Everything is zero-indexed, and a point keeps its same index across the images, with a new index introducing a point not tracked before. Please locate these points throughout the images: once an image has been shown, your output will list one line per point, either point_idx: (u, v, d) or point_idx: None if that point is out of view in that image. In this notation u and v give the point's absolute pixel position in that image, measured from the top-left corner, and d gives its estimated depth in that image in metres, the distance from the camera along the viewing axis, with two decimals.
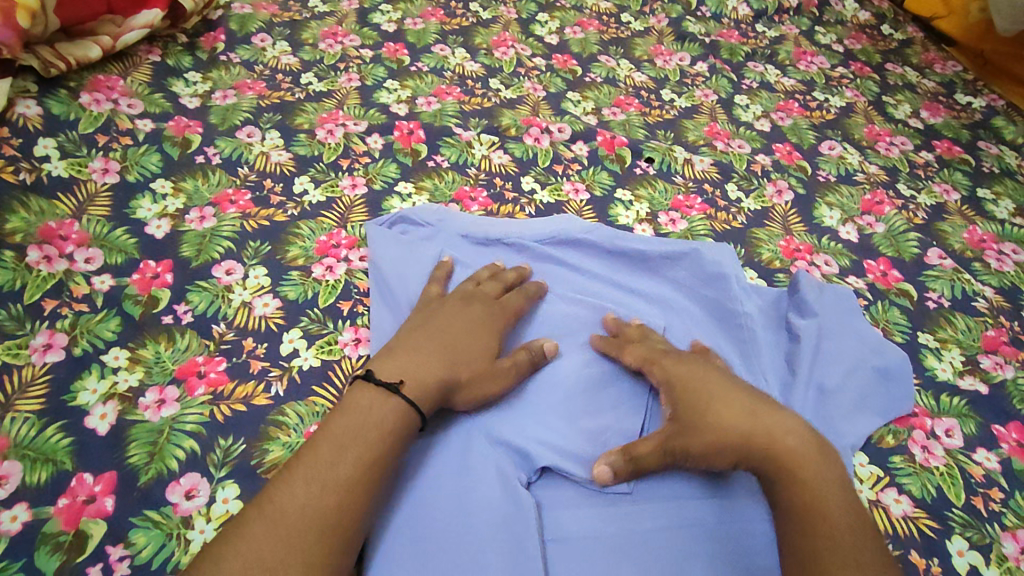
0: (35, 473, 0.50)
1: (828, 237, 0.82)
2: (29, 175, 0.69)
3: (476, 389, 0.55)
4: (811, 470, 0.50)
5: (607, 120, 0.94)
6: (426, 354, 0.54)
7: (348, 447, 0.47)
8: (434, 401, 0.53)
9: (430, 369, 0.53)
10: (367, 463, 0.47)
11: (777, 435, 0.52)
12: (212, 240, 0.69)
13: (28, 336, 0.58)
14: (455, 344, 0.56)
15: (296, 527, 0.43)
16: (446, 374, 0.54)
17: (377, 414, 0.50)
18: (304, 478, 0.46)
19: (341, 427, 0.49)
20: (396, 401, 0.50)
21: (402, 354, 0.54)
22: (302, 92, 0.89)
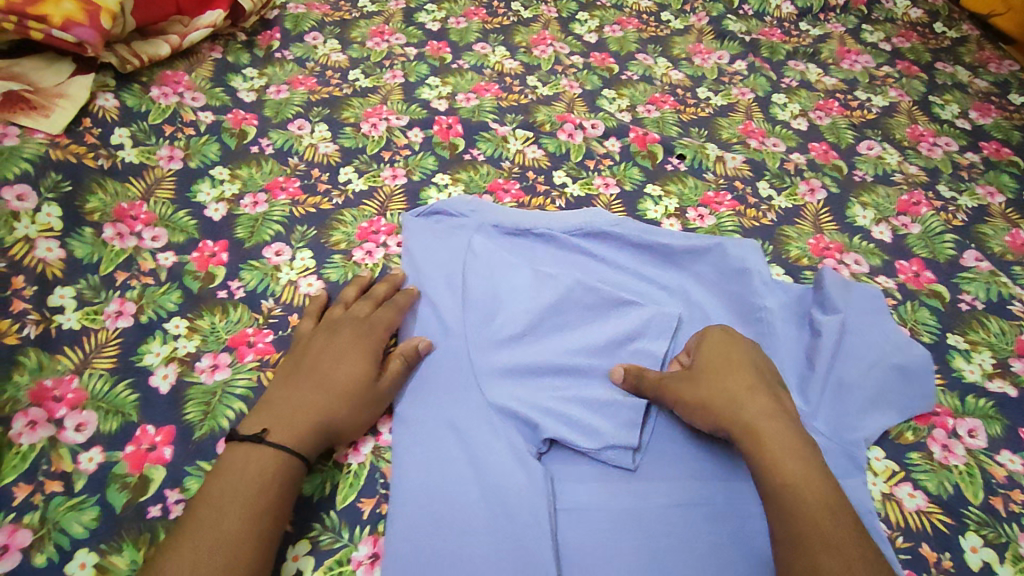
0: (108, 422, 0.57)
1: (860, 237, 0.82)
2: (105, 161, 0.77)
3: (357, 414, 0.56)
4: (794, 463, 0.51)
5: (641, 117, 0.96)
6: (296, 402, 0.54)
7: (243, 476, 0.49)
8: (315, 440, 0.53)
9: (298, 415, 0.53)
10: (268, 480, 0.50)
11: (764, 422, 0.54)
12: (264, 223, 0.75)
13: (103, 304, 0.65)
14: (330, 374, 0.57)
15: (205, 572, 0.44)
16: (319, 408, 0.54)
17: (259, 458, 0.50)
18: (209, 512, 0.47)
19: (239, 457, 0.51)
20: (267, 447, 0.51)
21: (270, 406, 0.54)
22: (350, 88, 0.95)
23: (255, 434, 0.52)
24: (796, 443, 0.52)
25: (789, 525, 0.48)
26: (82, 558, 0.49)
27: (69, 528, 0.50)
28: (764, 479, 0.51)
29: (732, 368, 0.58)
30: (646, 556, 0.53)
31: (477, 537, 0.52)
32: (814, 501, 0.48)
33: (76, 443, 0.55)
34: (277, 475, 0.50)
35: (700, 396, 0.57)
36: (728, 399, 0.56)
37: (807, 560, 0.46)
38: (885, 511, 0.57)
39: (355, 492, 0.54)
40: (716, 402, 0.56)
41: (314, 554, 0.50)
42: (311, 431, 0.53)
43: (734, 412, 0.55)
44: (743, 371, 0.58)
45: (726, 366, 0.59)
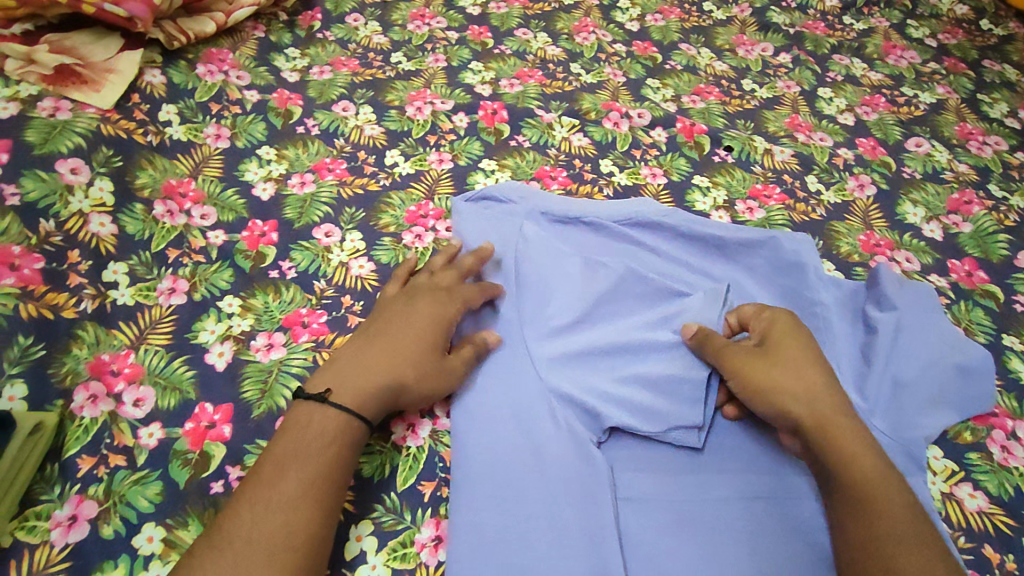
0: (166, 398, 0.57)
1: (910, 235, 0.81)
2: (154, 137, 0.76)
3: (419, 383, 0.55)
4: (869, 461, 0.51)
5: (686, 108, 0.95)
6: (367, 364, 0.54)
7: (297, 454, 0.48)
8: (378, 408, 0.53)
9: (367, 377, 0.53)
10: (330, 440, 0.49)
11: (838, 419, 0.54)
12: (312, 204, 0.75)
13: (156, 280, 0.65)
14: (400, 344, 0.56)
15: (245, 558, 0.43)
16: (388, 376, 0.54)
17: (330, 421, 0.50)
18: (271, 469, 0.48)
19: (308, 412, 0.51)
20: (334, 409, 0.51)
21: (340, 365, 0.54)
22: (393, 71, 0.94)
23: (321, 393, 0.51)
24: (864, 441, 0.52)
25: (863, 525, 0.48)
26: (148, 532, 0.49)
27: (135, 502, 0.51)
28: (838, 476, 0.51)
29: (801, 362, 0.57)
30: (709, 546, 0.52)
31: (540, 522, 0.52)
32: (892, 503, 0.49)
33: (136, 418, 0.55)
34: (339, 437, 0.50)
35: (773, 379, 0.56)
36: (803, 388, 0.55)
37: (883, 560, 0.47)
38: (946, 511, 0.56)
39: (415, 474, 0.54)
40: (790, 389, 0.55)
41: (377, 535, 0.50)
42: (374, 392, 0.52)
43: (808, 403, 0.54)
44: (812, 367, 0.57)
45: (797, 359, 0.57)
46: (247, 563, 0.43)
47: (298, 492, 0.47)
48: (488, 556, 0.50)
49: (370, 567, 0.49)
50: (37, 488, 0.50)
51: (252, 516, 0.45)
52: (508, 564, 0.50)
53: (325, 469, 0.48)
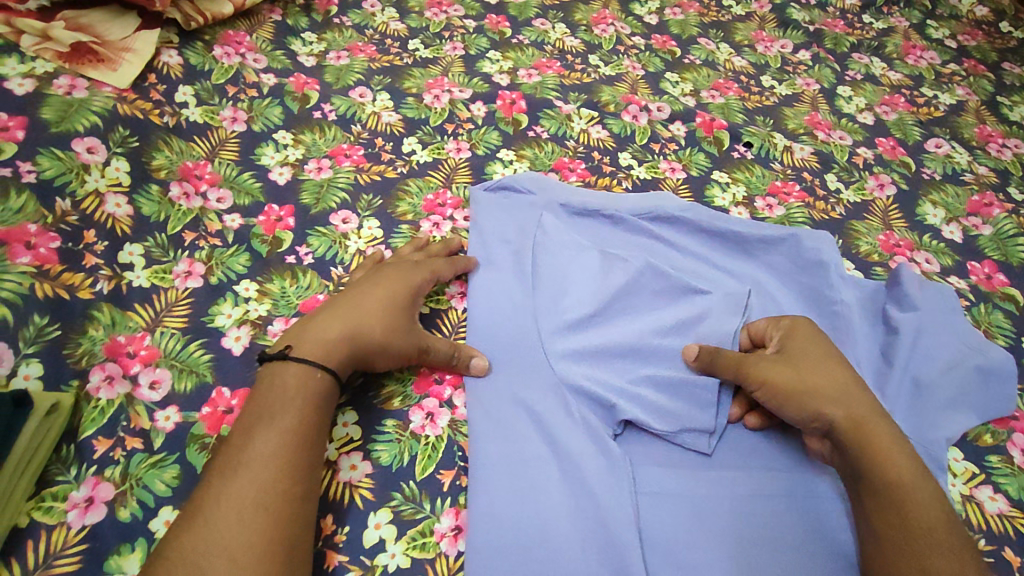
0: (182, 381, 0.56)
1: (930, 236, 0.80)
2: (170, 118, 0.75)
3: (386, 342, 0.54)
4: (903, 459, 0.51)
5: (705, 103, 0.94)
6: (327, 322, 0.54)
7: (265, 416, 0.48)
8: (340, 360, 0.52)
9: (327, 332, 0.53)
10: (309, 404, 0.49)
11: (872, 418, 0.53)
12: (329, 189, 0.74)
13: (171, 263, 0.64)
14: (362, 303, 0.56)
15: (217, 518, 0.43)
16: (348, 329, 0.53)
17: (299, 381, 0.49)
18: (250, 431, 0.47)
19: (277, 373, 0.50)
20: (293, 364, 0.50)
21: (302, 326, 0.54)
22: (410, 58, 0.93)
23: (280, 350, 0.51)
24: (895, 439, 0.52)
25: (895, 525, 0.49)
26: (166, 515, 0.49)
27: (152, 485, 0.50)
28: (874, 473, 0.51)
29: (831, 363, 0.57)
30: (730, 543, 0.52)
31: (557, 515, 0.51)
32: (923, 501, 0.49)
33: (152, 401, 0.55)
34: (307, 393, 0.49)
35: (811, 381, 0.55)
36: (839, 388, 0.55)
37: (915, 561, 0.47)
38: (967, 513, 0.56)
39: (434, 464, 0.54)
40: (827, 390, 0.54)
41: (396, 524, 0.50)
42: (337, 349, 0.52)
43: (845, 406, 0.54)
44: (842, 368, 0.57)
45: (826, 360, 0.57)
46: (220, 522, 0.42)
47: (266, 449, 0.46)
48: (507, 547, 0.49)
49: (389, 556, 0.49)
50: (54, 469, 0.49)
51: (222, 479, 0.45)
52: (525, 557, 0.49)
53: (301, 431, 0.48)
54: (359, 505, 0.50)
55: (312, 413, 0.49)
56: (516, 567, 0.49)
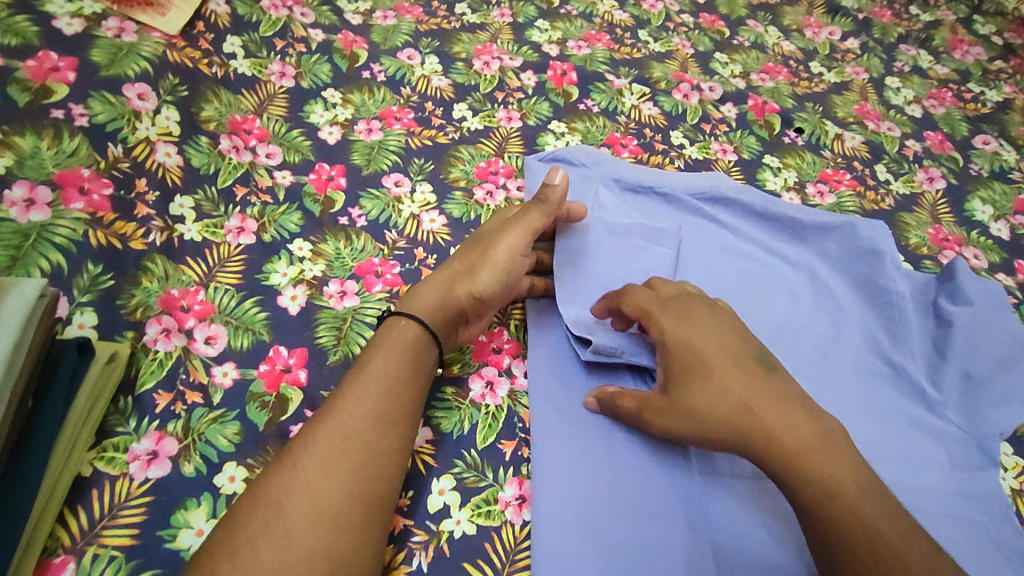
0: (238, 338, 0.55)
1: (978, 232, 0.80)
2: (219, 69, 0.73)
3: (476, 262, 0.56)
4: (811, 438, 0.46)
5: (755, 86, 0.92)
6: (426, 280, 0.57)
7: (364, 368, 0.49)
8: (437, 299, 0.54)
9: (421, 285, 0.55)
10: (412, 363, 0.50)
11: (752, 391, 0.48)
12: (380, 152, 0.73)
13: (223, 218, 0.63)
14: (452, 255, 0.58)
15: (304, 463, 0.43)
16: (438, 276, 0.56)
17: (386, 328, 0.52)
18: (359, 379, 0.48)
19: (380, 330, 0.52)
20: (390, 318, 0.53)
21: None
22: (458, 22, 0.90)
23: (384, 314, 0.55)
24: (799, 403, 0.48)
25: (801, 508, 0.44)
26: (230, 471, 0.48)
27: (214, 440, 0.49)
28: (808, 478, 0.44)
29: (689, 333, 0.50)
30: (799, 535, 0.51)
31: (623, 490, 0.51)
32: (826, 464, 0.45)
33: (209, 356, 0.53)
34: (409, 353, 0.50)
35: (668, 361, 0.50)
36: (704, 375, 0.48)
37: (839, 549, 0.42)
38: (1017, 506, 0.57)
39: (495, 433, 0.53)
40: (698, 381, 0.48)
41: (460, 491, 0.50)
42: (432, 288, 0.55)
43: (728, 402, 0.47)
44: (696, 332, 0.50)
45: (699, 329, 0.51)
46: (307, 468, 0.43)
47: (362, 403, 0.46)
48: (576, 518, 0.49)
49: (455, 522, 0.48)
50: (113, 420, 0.48)
51: (316, 426, 0.45)
52: (592, 526, 0.49)
53: (405, 392, 0.48)
54: (423, 470, 0.50)
55: (414, 367, 0.50)
56: (582, 541, 0.48)
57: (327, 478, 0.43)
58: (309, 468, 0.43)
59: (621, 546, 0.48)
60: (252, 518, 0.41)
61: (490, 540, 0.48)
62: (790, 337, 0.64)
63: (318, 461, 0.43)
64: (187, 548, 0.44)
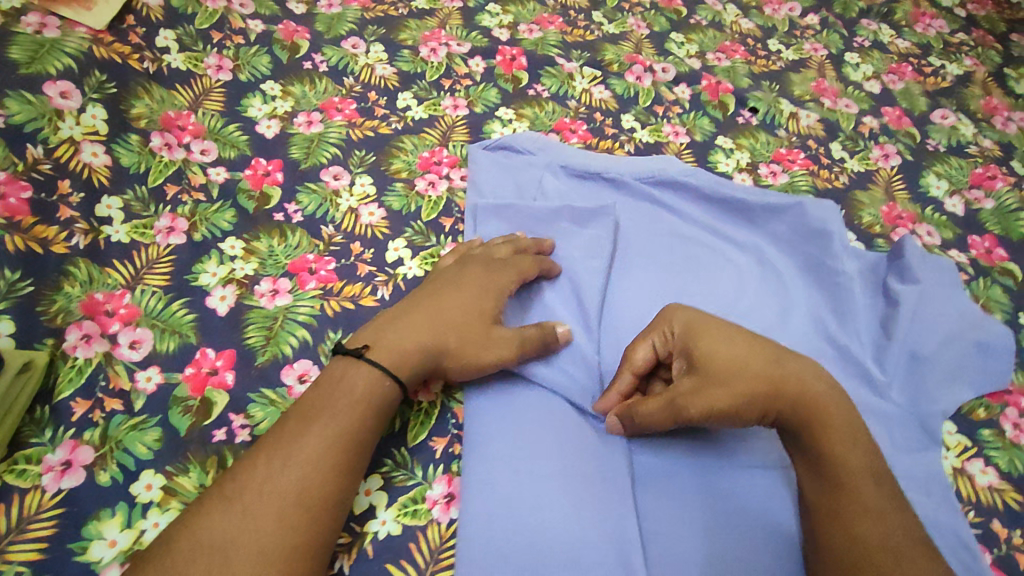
0: (164, 342, 0.54)
1: (933, 209, 0.79)
2: (151, 64, 0.71)
3: (462, 355, 0.52)
4: (839, 405, 0.49)
5: (711, 65, 0.91)
6: (413, 328, 0.51)
7: (318, 414, 0.46)
8: (417, 369, 0.50)
9: (411, 339, 0.50)
10: (365, 414, 0.47)
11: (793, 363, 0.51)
12: (320, 144, 0.71)
13: (152, 218, 0.61)
14: (444, 309, 0.53)
15: (255, 509, 0.41)
16: (430, 340, 0.51)
17: (366, 386, 0.48)
18: (311, 424, 0.45)
19: (350, 380, 0.48)
20: (367, 370, 0.48)
21: (391, 325, 0.51)
22: (406, 8, 0.87)
23: (358, 348, 0.49)
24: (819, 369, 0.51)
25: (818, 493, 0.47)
26: (148, 479, 0.47)
27: (133, 448, 0.48)
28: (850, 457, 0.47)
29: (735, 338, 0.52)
30: (726, 527, 0.52)
31: (555, 489, 0.50)
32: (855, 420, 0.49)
33: (133, 361, 0.52)
34: (366, 409, 0.47)
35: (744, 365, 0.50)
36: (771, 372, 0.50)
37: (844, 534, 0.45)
38: (957, 485, 0.57)
39: (426, 430, 0.53)
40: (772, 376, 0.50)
41: (387, 491, 0.49)
42: (414, 358, 0.50)
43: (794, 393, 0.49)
44: (704, 349, 0.51)
45: (705, 343, 0.51)
46: (259, 517, 0.41)
47: (320, 445, 0.44)
48: (503, 517, 0.49)
49: (380, 523, 0.48)
50: (27, 431, 0.47)
51: (265, 474, 0.43)
52: (519, 527, 0.48)
53: (355, 445, 0.46)
54: None
55: (377, 414, 0.48)
56: (506, 540, 0.48)
57: (255, 534, 0.41)
58: (244, 521, 0.41)
59: (547, 546, 0.48)
60: (192, 564, 0.39)
61: (415, 541, 0.48)
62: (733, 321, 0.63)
63: (252, 513, 0.41)
64: (98, 560, 0.44)
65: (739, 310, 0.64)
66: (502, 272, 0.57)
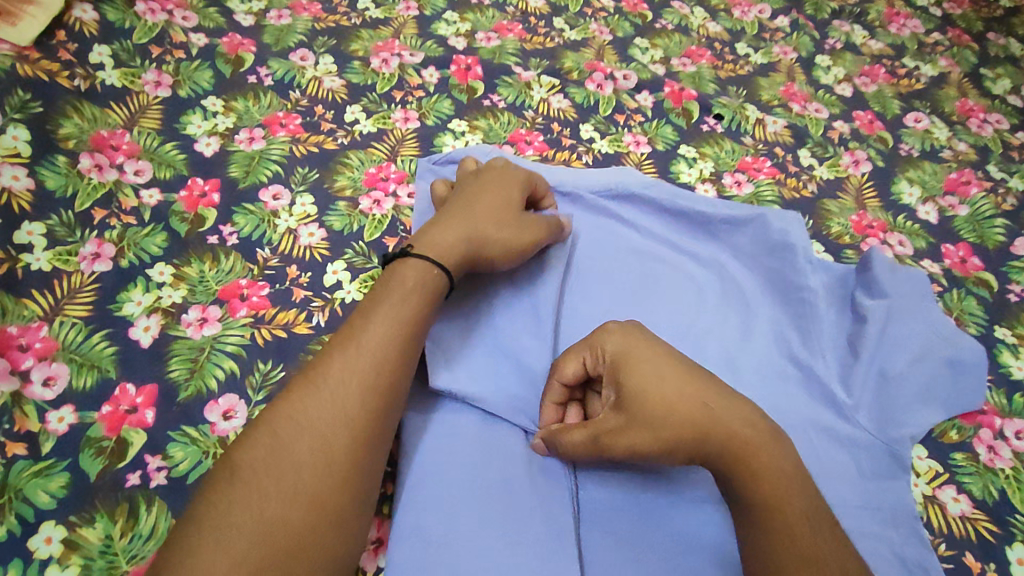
0: (81, 377, 0.51)
1: (905, 216, 0.76)
2: (82, 82, 0.68)
3: (504, 240, 0.55)
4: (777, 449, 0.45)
5: (676, 71, 0.88)
6: (451, 224, 0.54)
7: (355, 336, 0.46)
8: (462, 255, 0.53)
9: (450, 233, 0.53)
10: (397, 333, 0.47)
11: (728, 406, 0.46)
12: (261, 162, 0.68)
13: (77, 244, 0.58)
14: (472, 206, 0.56)
15: (298, 436, 0.41)
16: (468, 230, 0.54)
17: (413, 273, 0.50)
18: (342, 350, 0.45)
19: (392, 276, 0.50)
20: (414, 262, 0.50)
21: (426, 228, 0.54)
22: (358, 17, 0.84)
23: (403, 250, 0.52)
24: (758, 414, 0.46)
25: (760, 542, 0.42)
26: (46, 532, 0.45)
27: (34, 497, 0.46)
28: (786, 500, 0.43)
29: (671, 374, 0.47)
30: (680, 568, 0.49)
31: (491, 528, 0.47)
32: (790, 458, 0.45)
33: (45, 400, 0.50)
34: (400, 321, 0.47)
35: (668, 410, 0.45)
36: (696, 418, 0.45)
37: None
38: (927, 515, 0.54)
39: None
40: (697, 422, 0.45)
41: None
42: (457, 248, 0.53)
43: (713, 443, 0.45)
44: (636, 380, 0.47)
45: (639, 372, 0.47)
46: (302, 440, 0.41)
47: (355, 366, 0.44)
48: (434, 560, 0.46)
49: None
50: None
51: (247, 489, 0.39)
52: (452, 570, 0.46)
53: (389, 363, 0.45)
54: None
55: (376, 421, 0.44)
56: None
57: (297, 458, 0.41)
58: (287, 443, 0.41)
59: None
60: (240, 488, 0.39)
61: None
62: (693, 343, 0.60)
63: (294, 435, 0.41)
64: None
65: (699, 330, 0.61)
66: (513, 171, 0.60)
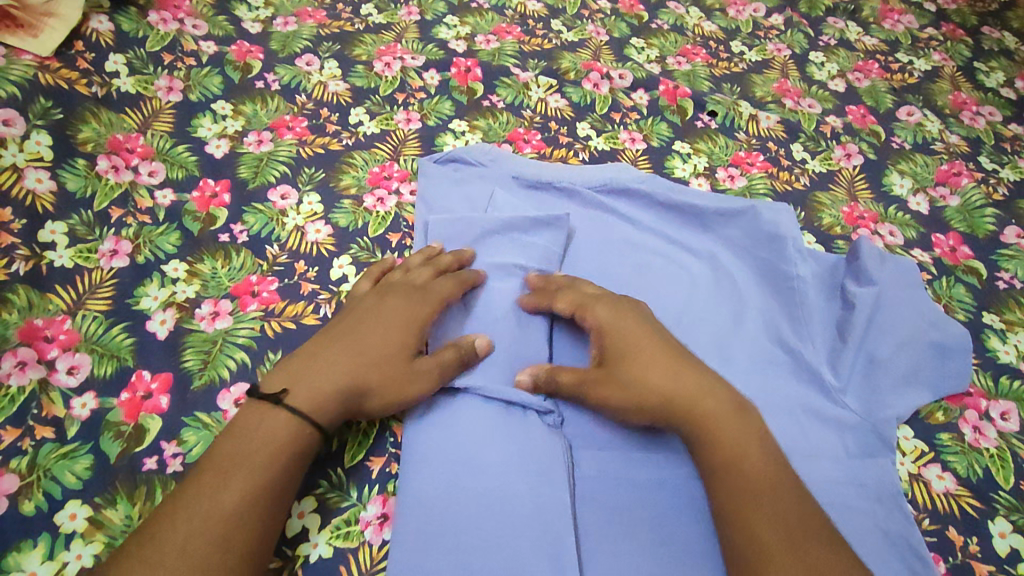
0: (102, 366, 0.54)
1: (896, 207, 0.78)
2: (99, 88, 0.71)
3: (387, 393, 0.51)
4: (729, 422, 0.48)
5: (671, 70, 0.90)
6: (330, 368, 0.50)
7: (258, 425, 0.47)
8: (336, 411, 0.49)
9: (324, 383, 0.49)
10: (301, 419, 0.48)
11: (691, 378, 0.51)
12: (269, 163, 0.71)
13: (97, 242, 0.61)
14: (361, 344, 0.52)
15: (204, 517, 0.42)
16: (349, 378, 0.50)
17: (277, 428, 0.46)
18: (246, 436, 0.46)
19: (262, 419, 0.47)
20: (280, 413, 0.47)
21: (307, 368, 0.50)
22: (362, 23, 0.87)
23: (273, 394, 0.48)
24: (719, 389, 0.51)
25: (728, 506, 0.46)
26: (73, 509, 0.48)
27: (61, 477, 0.49)
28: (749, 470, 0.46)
29: (647, 339, 0.53)
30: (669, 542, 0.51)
31: (489, 502, 0.50)
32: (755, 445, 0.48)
33: (69, 387, 0.52)
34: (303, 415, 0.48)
35: (637, 370, 0.51)
36: (659, 383, 0.50)
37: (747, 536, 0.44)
38: (912, 492, 0.56)
39: (364, 451, 0.53)
40: (659, 387, 0.50)
41: (320, 513, 0.50)
42: (333, 400, 0.49)
43: (668, 407, 0.50)
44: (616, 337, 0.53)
45: (619, 330, 0.54)
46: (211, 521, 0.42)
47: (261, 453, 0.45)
48: (436, 535, 0.49)
49: (312, 545, 0.48)
50: None
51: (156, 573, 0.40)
52: (453, 543, 0.48)
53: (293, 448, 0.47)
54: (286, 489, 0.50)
55: (277, 507, 0.45)
56: (439, 559, 0.48)
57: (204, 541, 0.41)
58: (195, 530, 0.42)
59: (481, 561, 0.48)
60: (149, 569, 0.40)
61: (346, 562, 0.48)
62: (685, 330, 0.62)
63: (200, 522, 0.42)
64: None
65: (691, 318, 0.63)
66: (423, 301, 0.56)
